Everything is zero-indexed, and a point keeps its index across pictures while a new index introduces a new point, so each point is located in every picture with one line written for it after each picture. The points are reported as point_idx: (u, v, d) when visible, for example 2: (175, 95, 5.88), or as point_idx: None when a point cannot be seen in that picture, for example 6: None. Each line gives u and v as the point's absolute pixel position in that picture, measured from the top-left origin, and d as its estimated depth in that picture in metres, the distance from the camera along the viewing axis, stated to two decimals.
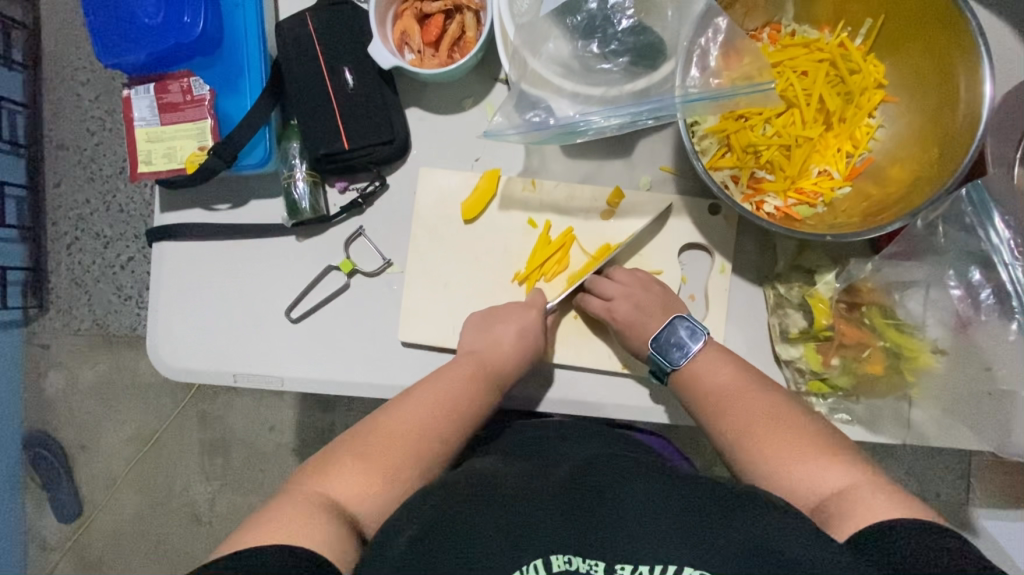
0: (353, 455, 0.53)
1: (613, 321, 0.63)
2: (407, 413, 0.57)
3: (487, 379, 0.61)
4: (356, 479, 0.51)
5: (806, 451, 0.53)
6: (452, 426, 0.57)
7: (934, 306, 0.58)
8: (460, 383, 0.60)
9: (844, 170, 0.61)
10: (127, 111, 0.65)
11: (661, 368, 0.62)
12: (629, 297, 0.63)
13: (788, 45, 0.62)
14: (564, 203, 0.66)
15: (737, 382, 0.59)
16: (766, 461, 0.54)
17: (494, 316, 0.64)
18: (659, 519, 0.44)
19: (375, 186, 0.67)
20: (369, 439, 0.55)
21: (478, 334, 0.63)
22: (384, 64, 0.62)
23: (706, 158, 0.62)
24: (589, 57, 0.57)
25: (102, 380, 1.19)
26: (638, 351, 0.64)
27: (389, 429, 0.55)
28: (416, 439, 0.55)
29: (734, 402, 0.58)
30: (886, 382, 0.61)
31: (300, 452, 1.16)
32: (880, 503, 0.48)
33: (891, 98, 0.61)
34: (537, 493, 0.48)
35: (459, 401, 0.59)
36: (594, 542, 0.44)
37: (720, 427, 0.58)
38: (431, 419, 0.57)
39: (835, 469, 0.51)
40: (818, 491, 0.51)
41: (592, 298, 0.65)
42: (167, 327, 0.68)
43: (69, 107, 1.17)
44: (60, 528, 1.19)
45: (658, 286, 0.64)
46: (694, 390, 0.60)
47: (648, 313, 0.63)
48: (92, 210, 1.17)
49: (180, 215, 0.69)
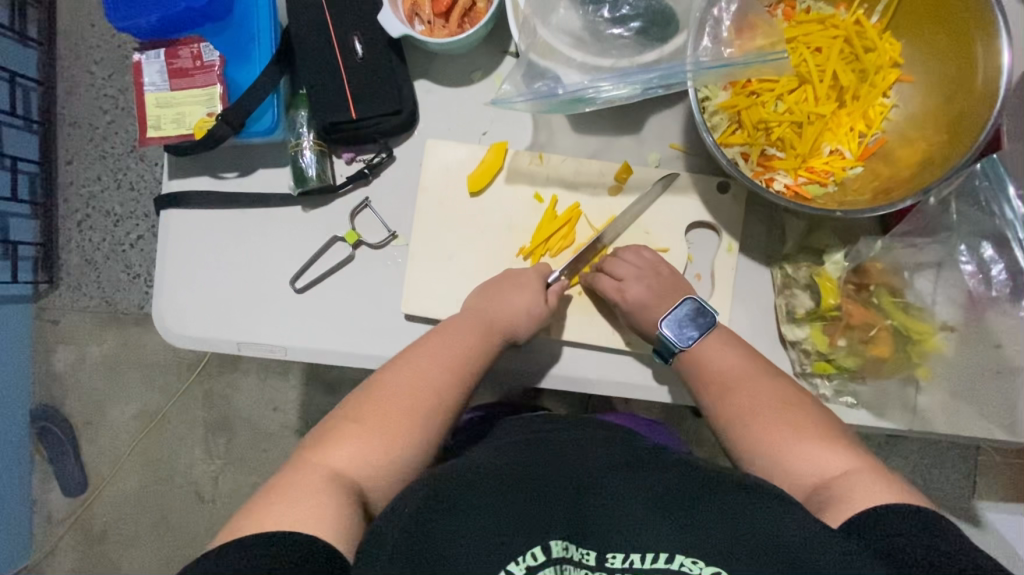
0: (357, 426, 0.53)
1: (620, 300, 0.62)
2: (412, 372, 0.57)
3: (487, 341, 0.61)
4: (362, 448, 0.52)
5: (807, 437, 0.53)
6: (450, 389, 0.57)
7: (945, 285, 0.57)
8: (458, 346, 0.59)
9: (856, 149, 0.60)
10: (137, 76, 0.65)
11: (668, 348, 0.61)
12: (640, 278, 0.62)
13: (802, 21, 0.61)
14: (570, 177, 0.66)
15: (745, 365, 0.58)
16: (769, 445, 0.53)
17: (493, 284, 0.63)
18: (648, 507, 0.45)
19: (381, 158, 0.67)
20: (367, 409, 0.54)
21: (478, 301, 0.63)
22: (394, 33, 0.61)
23: (716, 135, 0.61)
24: (599, 22, 0.57)
25: (110, 356, 1.20)
26: (646, 332, 0.63)
27: (390, 391, 0.55)
28: (412, 405, 0.55)
29: (740, 387, 0.57)
30: (893, 364, 0.60)
31: (303, 432, 1.16)
32: (875, 486, 0.47)
33: (906, 77, 0.60)
34: (526, 477, 0.48)
35: (460, 365, 0.58)
36: (588, 528, 0.45)
37: (722, 410, 0.57)
38: (434, 375, 0.57)
39: (836, 454, 0.51)
40: (818, 473, 0.51)
41: (604, 278, 0.63)
42: (172, 295, 0.68)
43: (83, 85, 1.17)
44: (66, 501, 1.21)
45: (666, 268, 0.64)
46: (700, 368, 0.59)
47: (657, 295, 0.62)
48: (103, 187, 1.18)
49: (187, 183, 0.69)
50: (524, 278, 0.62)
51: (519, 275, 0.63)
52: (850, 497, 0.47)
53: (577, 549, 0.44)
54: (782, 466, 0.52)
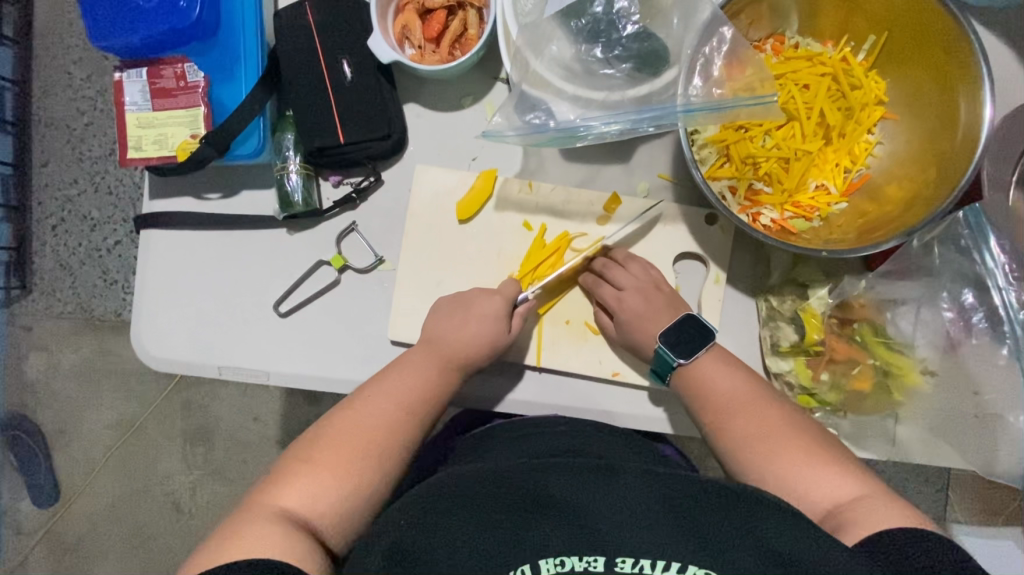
0: (309, 466, 0.52)
1: (619, 309, 0.63)
2: (364, 412, 0.56)
3: (443, 376, 0.60)
4: (319, 487, 0.51)
5: (815, 463, 0.52)
6: (405, 426, 0.57)
7: (924, 326, 0.58)
8: (414, 384, 0.59)
9: (841, 185, 0.61)
10: (117, 95, 0.64)
11: (665, 365, 0.61)
12: (640, 290, 0.63)
13: (792, 57, 0.62)
14: (560, 207, 0.66)
15: (748, 390, 0.58)
16: (777, 471, 0.53)
17: (450, 312, 0.62)
18: (641, 511, 0.44)
19: (369, 182, 0.66)
20: (319, 450, 0.53)
21: (438, 330, 0.61)
22: (383, 58, 0.60)
23: (704, 168, 0.61)
24: (592, 62, 0.57)
25: (84, 364, 1.17)
26: (642, 348, 0.63)
27: (346, 430, 0.55)
28: (368, 444, 0.54)
29: (748, 410, 0.57)
30: (874, 399, 0.61)
31: (284, 443, 1.14)
32: (892, 511, 0.48)
33: (891, 114, 0.61)
34: (505, 489, 0.46)
35: (413, 405, 0.58)
36: (587, 538, 0.42)
37: (727, 435, 0.56)
38: (388, 414, 0.56)
39: (842, 479, 0.51)
40: (822, 499, 0.51)
41: (604, 286, 0.64)
42: (152, 318, 0.67)
43: (60, 85, 1.14)
44: (37, 513, 1.17)
45: (668, 287, 0.64)
46: (696, 392, 0.59)
47: (654, 309, 0.63)
48: (80, 191, 1.15)
49: (169, 203, 0.68)
50: (485, 309, 0.61)
51: (483, 303, 0.61)
52: (858, 522, 0.48)
53: (577, 559, 0.42)
54: (793, 493, 0.52)
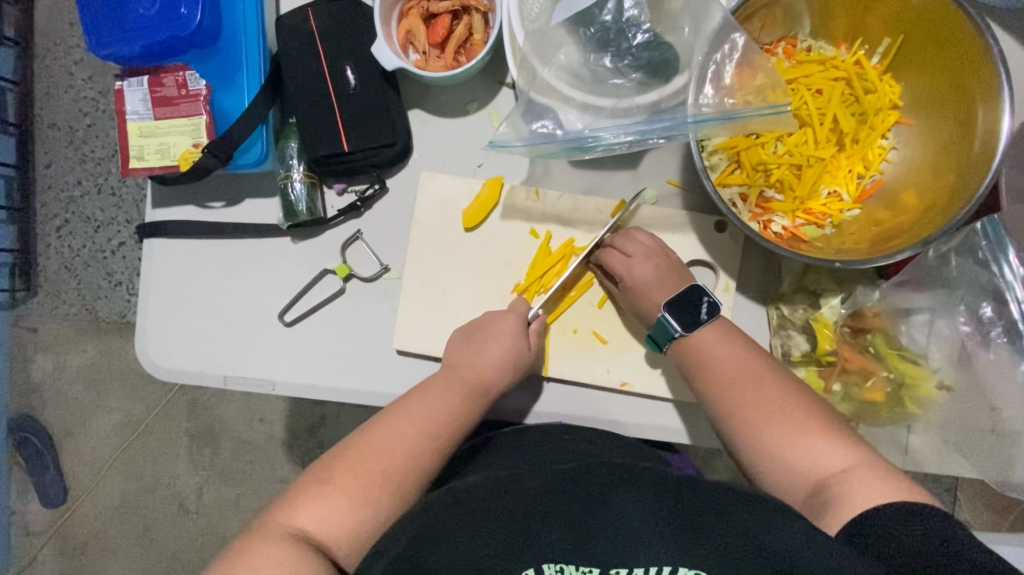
0: (331, 483, 0.52)
1: (627, 276, 0.60)
2: (392, 430, 0.56)
3: (471, 405, 0.59)
4: (338, 506, 0.51)
5: (807, 431, 0.52)
6: (427, 453, 0.56)
7: (939, 337, 0.58)
8: (438, 408, 0.58)
9: (854, 192, 0.60)
10: (118, 104, 0.63)
11: (664, 333, 0.59)
12: (649, 258, 0.61)
13: (805, 61, 0.60)
14: (566, 215, 0.65)
15: (747, 359, 0.56)
16: (777, 447, 0.52)
17: (467, 338, 0.62)
18: (638, 518, 0.43)
19: (374, 190, 0.65)
20: (340, 466, 0.53)
21: (459, 346, 0.62)
22: (387, 64, 0.59)
23: (715, 175, 0.60)
24: (601, 71, 0.56)
25: (90, 366, 1.17)
26: (645, 314, 0.61)
27: (376, 450, 0.55)
28: (391, 467, 0.54)
29: (751, 383, 0.55)
30: (888, 411, 0.59)
31: (289, 444, 1.14)
32: (878, 486, 0.47)
33: (906, 120, 0.60)
34: (509, 498, 0.46)
35: (439, 428, 0.57)
36: (589, 544, 0.42)
37: (727, 408, 0.55)
38: (414, 433, 0.56)
39: (837, 450, 0.50)
40: (819, 469, 0.50)
41: (612, 253, 0.62)
42: (158, 330, 0.66)
43: (61, 86, 1.13)
44: (46, 513, 1.18)
45: (674, 255, 0.62)
46: (694, 362, 0.57)
47: (663, 277, 0.60)
48: (83, 192, 1.14)
49: (171, 212, 0.67)
50: (501, 329, 0.60)
51: (498, 324, 0.61)
52: (847, 499, 0.47)
53: (575, 568, 0.42)
54: (783, 463, 0.51)
